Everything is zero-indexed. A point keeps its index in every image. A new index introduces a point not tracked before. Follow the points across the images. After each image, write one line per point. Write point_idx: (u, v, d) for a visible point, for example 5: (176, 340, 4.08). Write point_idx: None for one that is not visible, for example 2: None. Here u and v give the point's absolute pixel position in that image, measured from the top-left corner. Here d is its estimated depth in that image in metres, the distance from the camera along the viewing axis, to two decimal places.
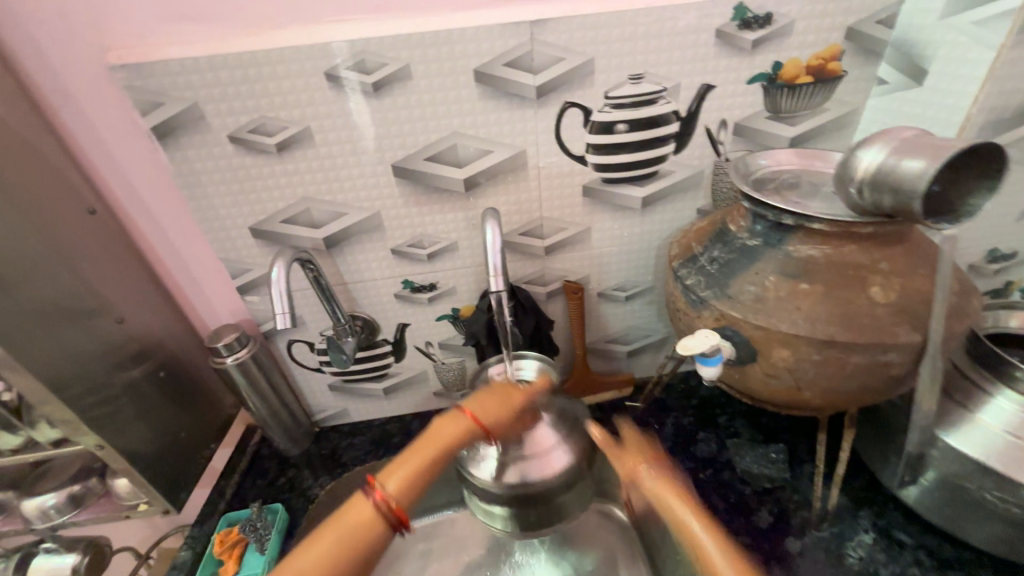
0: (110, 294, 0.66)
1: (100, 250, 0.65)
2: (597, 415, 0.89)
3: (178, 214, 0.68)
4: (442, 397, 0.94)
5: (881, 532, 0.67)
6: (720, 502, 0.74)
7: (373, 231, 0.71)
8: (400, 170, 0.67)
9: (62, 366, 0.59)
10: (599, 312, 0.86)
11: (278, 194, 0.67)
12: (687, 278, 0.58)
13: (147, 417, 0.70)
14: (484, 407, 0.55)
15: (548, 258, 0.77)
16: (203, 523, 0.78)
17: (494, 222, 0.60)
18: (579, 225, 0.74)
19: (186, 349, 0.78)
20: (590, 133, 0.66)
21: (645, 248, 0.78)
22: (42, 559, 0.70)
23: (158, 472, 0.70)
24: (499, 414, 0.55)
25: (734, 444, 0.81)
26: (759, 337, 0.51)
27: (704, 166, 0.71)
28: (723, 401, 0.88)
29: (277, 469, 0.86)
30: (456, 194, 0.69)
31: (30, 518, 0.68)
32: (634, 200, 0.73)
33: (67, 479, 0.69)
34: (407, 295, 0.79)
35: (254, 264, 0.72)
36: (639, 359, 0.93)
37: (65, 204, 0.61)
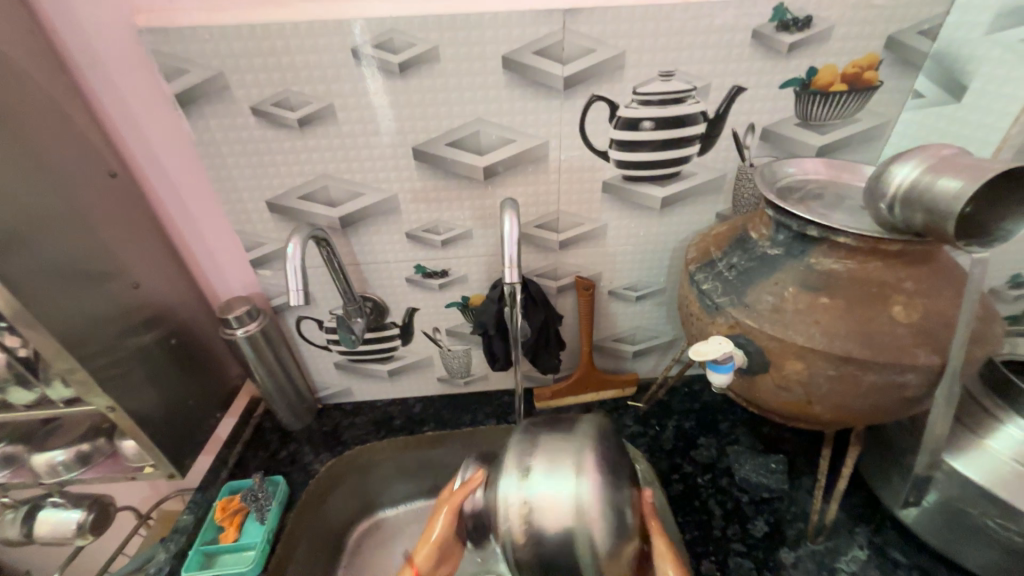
0: (126, 258, 0.67)
1: (119, 213, 0.65)
2: (598, 412, 0.89)
3: (197, 184, 0.68)
4: (446, 383, 0.95)
5: (876, 549, 0.67)
6: (716, 507, 0.74)
7: (389, 213, 0.71)
8: (420, 153, 0.66)
9: (77, 327, 0.59)
10: (609, 310, 0.85)
11: (297, 169, 0.67)
12: (703, 283, 0.58)
13: (156, 382, 0.71)
14: (423, 560, 0.54)
15: (562, 253, 0.77)
16: (206, 489, 0.79)
17: (513, 212, 0.59)
18: (596, 221, 0.74)
19: (197, 318, 0.79)
20: (615, 129, 0.65)
21: (660, 248, 0.77)
22: (48, 513, 0.72)
23: (165, 437, 0.72)
24: (432, 542, 0.55)
25: (734, 451, 0.81)
26: (774, 348, 0.50)
27: (728, 170, 0.70)
28: (726, 408, 0.88)
29: (279, 442, 0.88)
30: (474, 182, 0.69)
31: (39, 472, 0.70)
32: (653, 199, 0.72)
33: (76, 438, 0.71)
34: (419, 280, 0.79)
35: (269, 239, 0.73)
36: (644, 359, 0.93)
37: (87, 166, 0.61)
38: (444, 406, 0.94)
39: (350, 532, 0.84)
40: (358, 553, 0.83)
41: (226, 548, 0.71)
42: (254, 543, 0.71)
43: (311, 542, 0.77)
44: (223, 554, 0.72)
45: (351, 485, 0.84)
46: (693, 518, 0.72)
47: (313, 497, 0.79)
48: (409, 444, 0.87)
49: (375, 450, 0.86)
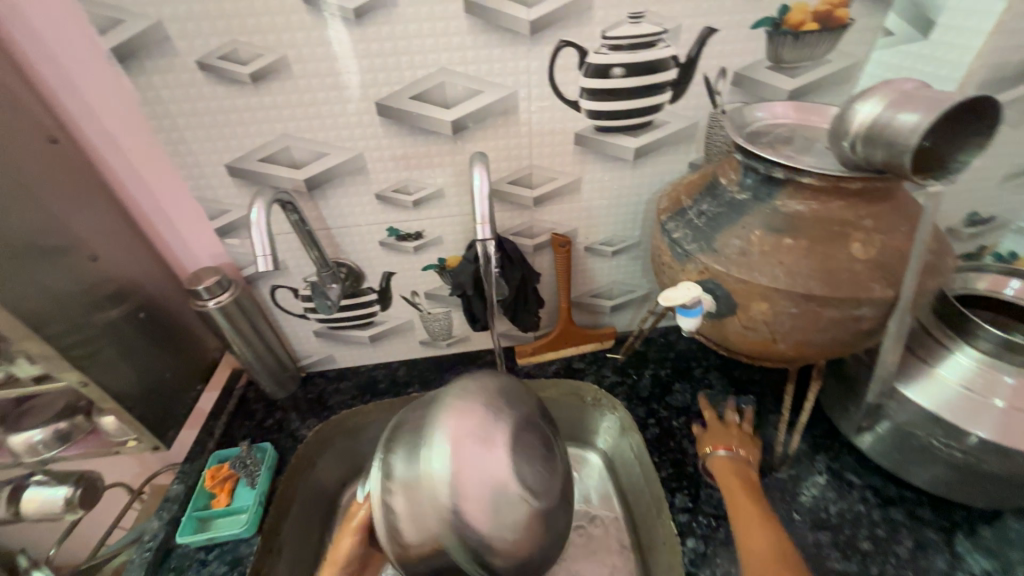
0: (81, 231, 0.64)
1: (67, 183, 0.62)
2: (579, 365, 0.92)
3: (148, 149, 0.64)
4: (428, 346, 0.95)
5: (833, 473, 0.72)
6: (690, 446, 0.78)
7: (356, 174, 0.69)
8: (384, 109, 0.63)
9: (36, 305, 0.57)
10: (587, 265, 0.86)
11: (255, 129, 0.63)
12: (674, 232, 0.59)
13: (129, 358, 0.70)
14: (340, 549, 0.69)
15: (537, 209, 0.76)
16: (193, 460, 0.80)
17: (482, 166, 0.57)
18: (570, 175, 0.73)
19: (164, 291, 0.76)
20: (585, 77, 0.64)
21: (634, 201, 0.77)
22: (32, 491, 0.72)
23: (145, 411, 0.71)
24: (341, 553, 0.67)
25: (707, 394, 0.85)
26: (740, 291, 0.52)
27: (700, 117, 0.69)
28: (700, 355, 0.92)
29: (264, 411, 0.88)
30: (443, 137, 0.67)
31: (18, 451, 0.69)
32: (626, 150, 0.71)
33: (52, 416, 0.70)
34: (392, 243, 0.77)
35: (233, 205, 0.70)
36: (622, 313, 0.95)
37: (22, 131, 0.57)
38: (428, 368, 0.95)
39: (342, 491, 0.87)
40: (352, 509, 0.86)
41: (218, 512, 0.73)
42: (247, 507, 0.73)
43: (304, 503, 0.79)
44: (216, 518, 0.73)
45: (341, 447, 0.86)
46: (668, 458, 0.77)
47: (303, 462, 0.80)
48: (395, 405, 0.88)
49: (361, 413, 0.87)
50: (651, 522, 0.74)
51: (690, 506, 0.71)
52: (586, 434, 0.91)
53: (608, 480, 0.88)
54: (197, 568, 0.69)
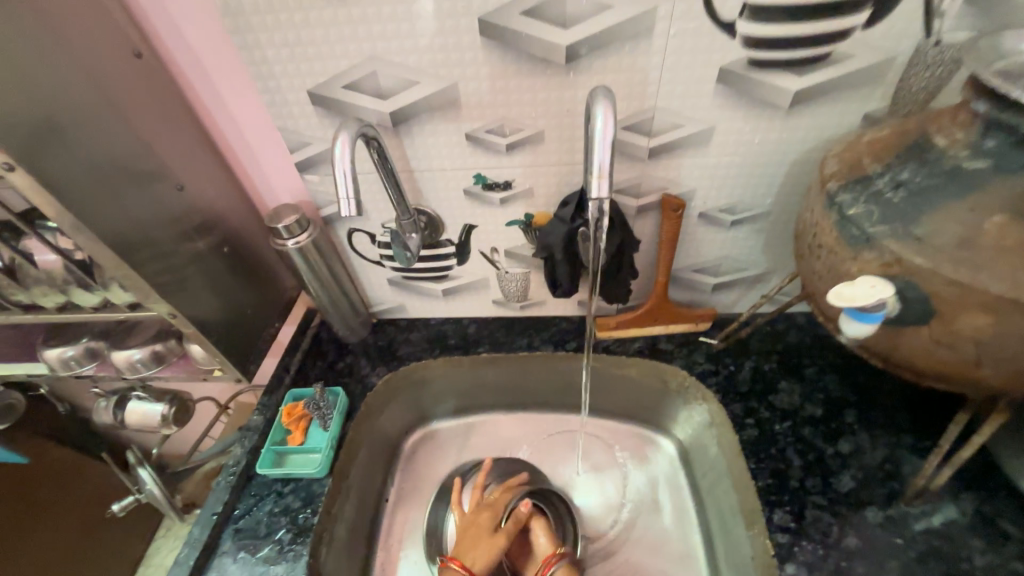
0: (169, 157, 0.61)
1: (151, 103, 0.58)
2: (666, 346, 0.82)
3: (229, 68, 0.59)
4: (501, 306, 0.89)
5: (984, 517, 0.60)
6: (796, 457, 0.67)
7: (446, 109, 0.60)
8: (489, 27, 0.52)
9: (127, 230, 0.57)
10: (695, 235, 0.73)
11: (341, 50, 0.55)
12: (849, 206, 0.45)
13: (214, 289, 0.70)
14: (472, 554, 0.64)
15: (651, 163, 0.63)
16: (271, 393, 0.81)
17: (607, 105, 0.45)
18: (701, 123, 0.59)
19: (247, 226, 0.75)
20: None
21: (776, 162, 0.62)
22: (135, 403, 0.78)
23: (227, 344, 0.72)
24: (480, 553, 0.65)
25: (821, 399, 0.73)
26: (949, 296, 0.38)
27: (900, 51, 0.52)
28: (814, 351, 0.78)
29: (336, 353, 0.88)
30: (553, 67, 0.55)
31: (121, 367, 0.73)
32: (781, 93, 0.55)
33: (149, 338, 0.72)
34: (477, 192, 0.69)
35: (314, 138, 0.64)
36: (725, 293, 0.82)
37: (109, 44, 0.54)
38: (499, 329, 0.89)
39: (404, 439, 0.86)
40: (413, 457, 0.85)
41: (294, 449, 0.75)
42: (320, 448, 0.74)
43: (370, 450, 0.79)
44: (292, 454, 0.75)
45: (406, 399, 0.84)
46: (767, 466, 0.67)
47: (371, 409, 0.79)
48: (463, 362, 0.83)
49: (429, 366, 0.83)
50: (730, 526, 0.66)
51: (791, 526, 0.61)
52: (661, 418, 0.82)
53: (680, 469, 0.79)
54: (273, 498, 0.71)
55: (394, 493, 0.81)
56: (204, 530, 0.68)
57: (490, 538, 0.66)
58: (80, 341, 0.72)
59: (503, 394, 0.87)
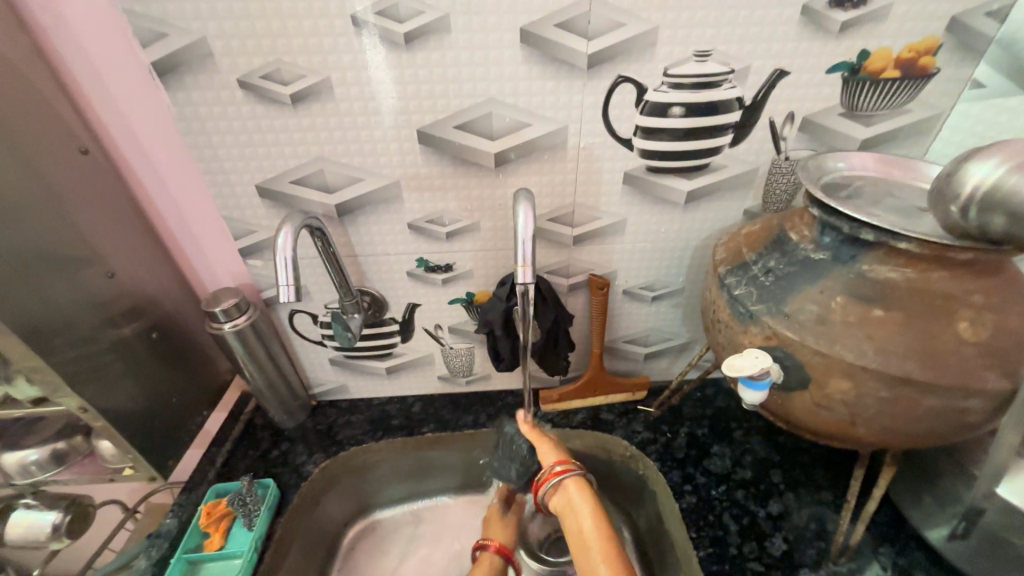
0: (103, 245, 0.61)
1: (91, 194, 0.59)
2: (607, 417, 0.85)
3: (178, 164, 0.62)
4: (446, 381, 0.90)
5: (901, 571, 0.63)
6: (733, 522, 0.70)
7: (390, 201, 0.65)
8: (427, 137, 0.60)
9: (45, 319, 0.54)
10: (622, 310, 0.80)
11: (290, 151, 0.60)
12: (735, 288, 0.53)
13: (137, 378, 0.66)
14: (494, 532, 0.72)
15: (576, 249, 0.71)
16: (191, 491, 0.74)
17: (528, 203, 0.52)
18: (614, 216, 0.68)
19: (181, 309, 0.73)
20: (641, 114, 0.59)
21: (682, 247, 0.72)
22: (20, 514, 0.68)
23: (144, 438, 0.67)
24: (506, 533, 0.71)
25: (749, 462, 0.77)
26: (817, 363, 0.45)
27: (761, 163, 0.64)
28: (740, 415, 0.84)
29: (270, 441, 0.83)
30: (485, 169, 0.63)
31: (10, 472, 0.65)
32: (677, 192, 0.66)
33: (52, 434, 0.66)
34: (421, 274, 0.73)
35: (260, 227, 0.67)
36: (656, 362, 0.88)
37: (52, 140, 0.55)
38: (445, 406, 0.89)
39: (343, 532, 0.80)
40: (351, 555, 0.78)
41: (210, 556, 0.67)
42: (242, 552, 0.67)
43: (306, 547, 0.72)
44: (207, 562, 0.67)
45: (347, 486, 0.80)
46: (707, 534, 0.68)
47: (306, 500, 0.74)
48: (409, 444, 0.82)
49: (373, 450, 0.81)
50: None
51: None
52: (613, 490, 0.82)
53: (633, 546, 0.77)
54: None
55: None
56: None
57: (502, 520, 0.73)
58: None
59: (450, 476, 0.84)
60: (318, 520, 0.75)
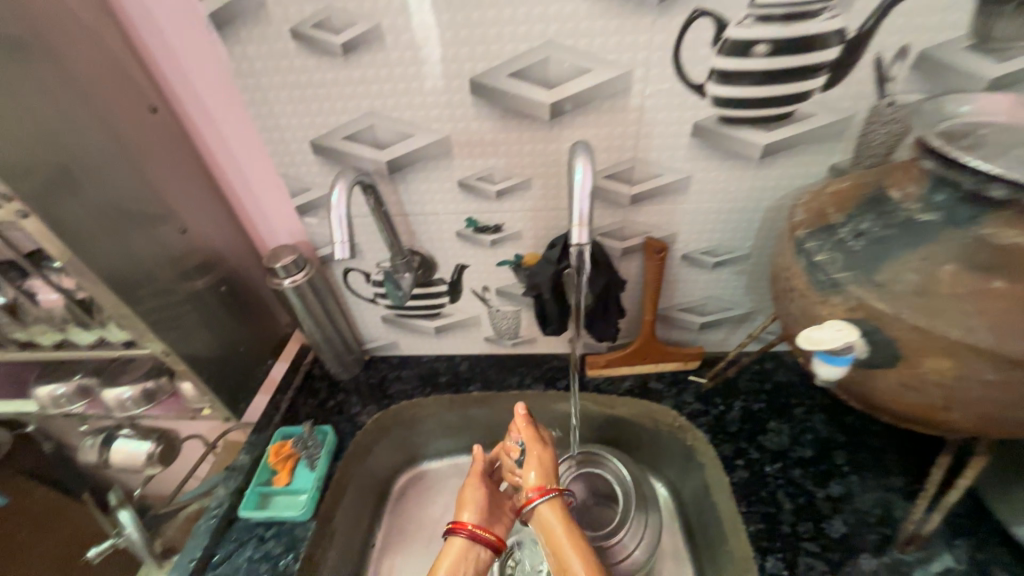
0: (175, 202, 0.65)
1: (162, 152, 0.62)
2: (656, 385, 0.82)
3: (237, 122, 0.63)
4: (492, 343, 0.90)
5: (978, 566, 0.58)
6: (787, 500, 0.67)
7: (440, 158, 0.63)
8: (480, 87, 0.57)
9: (127, 270, 0.59)
10: (679, 276, 0.75)
11: (342, 106, 0.60)
12: (817, 253, 0.47)
13: (209, 326, 0.71)
14: (470, 496, 0.61)
15: (633, 209, 0.67)
16: (261, 432, 0.81)
17: (586, 158, 0.48)
18: (678, 173, 0.63)
19: (246, 265, 0.77)
20: (718, 55, 0.53)
21: (752, 208, 0.66)
22: (121, 442, 0.78)
23: (219, 382, 0.73)
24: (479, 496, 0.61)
25: (809, 441, 0.73)
26: (912, 341, 0.40)
27: (858, 110, 0.56)
28: (802, 391, 0.79)
29: (327, 390, 0.88)
30: (539, 122, 0.59)
31: (111, 405, 0.73)
32: (753, 146, 0.59)
33: (142, 374, 0.73)
34: (470, 234, 0.72)
35: (315, 184, 0.67)
36: (713, 332, 0.83)
37: (124, 99, 0.57)
38: (491, 367, 0.90)
39: (394, 478, 0.85)
40: (401, 499, 0.83)
41: (279, 490, 0.73)
42: (305, 489, 0.73)
43: (360, 490, 0.78)
44: (277, 495, 0.74)
45: (397, 437, 0.84)
46: (758, 510, 0.66)
47: (360, 448, 0.79)
48: (456, 402, 0.84)
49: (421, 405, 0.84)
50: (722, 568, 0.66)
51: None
52: (656, 458, 0.81)
53: (676, 513, 0.77)
54: (254, 543, 0.69)
55: (381, 536, 0.79)
56: None
57: (477, 481, 0.62)
58: (74, 377, 0.73)
59: (494, 434, 0.87)
60: (369, 466, 0.80)
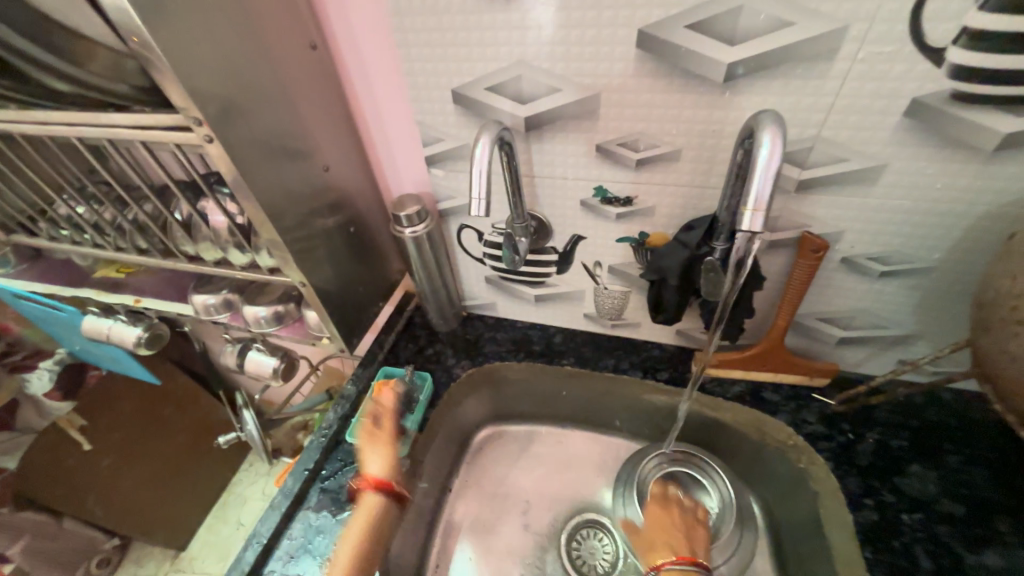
0: (322, 141, 0.68)
1: (316, 91, 0.65)
2: (772, 396, 0.74)
3: (385, 64, 0.63)
4: (592, 321, 0.87)
5: None
6: (925, 558, 0.57)
7: (582, 118, 0.59)
8: (647, 39, 0.50)
9: (280, 201, 0.63)
10: (832, 281, 0.65)
11: (491, 54, 0.57)
12: None
13: (335, 263, 0.76)
14: (373, 460, 0.64)
15: (796, 197, 0.57)
16: (366, 366, 0.86)
17: (776, 131, 0.41)
18: (870, 160, 0.52)
19: (371, 209, 0.81)
20: (979, 10, 0.41)
21: (958, 212, 0.53)
22: (254, 354, 0.88)
23: (338, 316, 0.78)
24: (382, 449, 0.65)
25: (963, 496, 0.61)
26: None
27: None
28: (960, 437, 0.66)
29: (426, 339, 0.91)
30: (708, 84, 0.51)
31: (249, 321, 0.82)
32: (989, 133, 0.47)
33: (275, 298, 0.80)
34: (595, 205, 0.67)
35: (447, 135, 0.66)
36: (854, 349, 0.72)
37: (292, 35, 0.60)
38: (587, 344, 0.87)
39: (474, 433, 0.87)
40: (480, 454, 0.86)
41: None
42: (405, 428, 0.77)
43: (448, 439, 0.81)
44: None
45: (485, 396, 0.86)
46: (886, 559, 0.58)
47: (453, 399, 0.82)
48: (547, 372, 0.83)
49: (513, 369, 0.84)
50: None
51: None
52: (754, 473, 0.74)
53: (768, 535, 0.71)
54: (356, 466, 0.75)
55: (459, 484, 0.82)
56: (297, 482, 0.73)
57: (386, 439, 0.67)
58: (222, 292, 0.81)
59: (580, 412, 0.85)
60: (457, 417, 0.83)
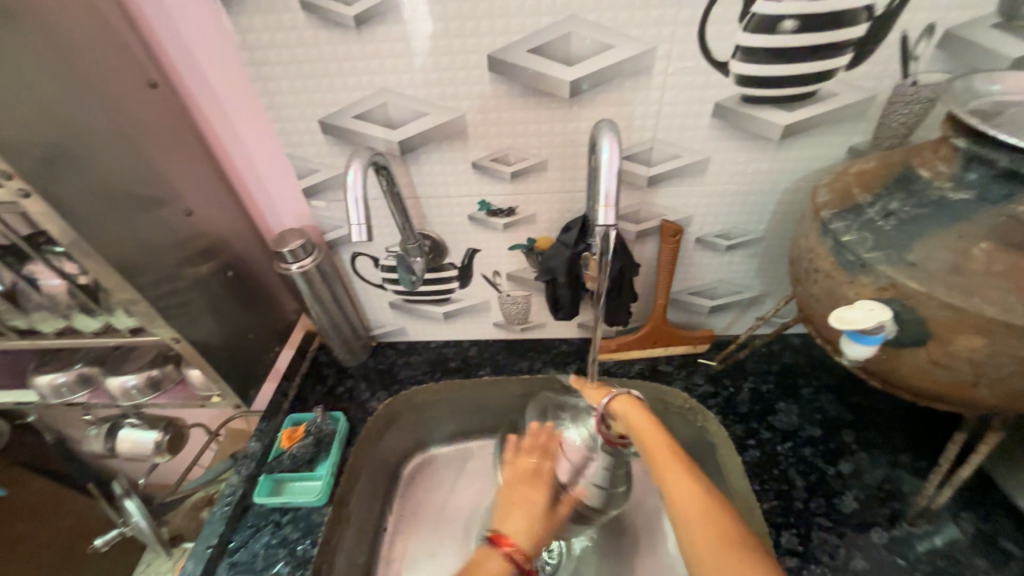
0: (179, 183, 0.62)
1: (164, 131, 0.60)
2: (666, 368, 0.83)
3: (242, 98, 0.60)
4: (501, 328, 0.89)
5: (984, 536, 0.61)
6: (799, 478, 0.68)
7: (454, 138, 0.62)
8: (497, 63, 0.55)
9: (134, 254, 0.57)
10: (693, 259, 0.75)
11: (354, 83, 0.57)
12: (844, 234, 0.47)
13: (216, 313, 0.69)
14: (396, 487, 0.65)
15: (649, 191, 0.66)
16: (270, 419, 0.79)
17: (613, 136, 0.47)
18: (697, 155, 0.62)
19: (251, 250, 0.75)
20: (743, 31, 0.52)
21: (769, 190, 0.65)
22: (127, 431, 0.77)
23: (228, 369, 0.71)
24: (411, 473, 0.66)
25: (818, 420, 0.74)
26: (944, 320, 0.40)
27: (881, 89, 0.55)
28: (810, 372, 0.80)
29: (335, 377, 0.87)
30: (558, 100, 0.57)
31: (116, 394, 0.71)
32: (774, 126, 0.58)
33: (146, 363, 0.71)
34: (482, 218, 0.70)
35: (322, 165, 0.65)
36: (722, 315, 0.84)
37: (123, 73, 0.54)
38: (500, 352, 0.90)
39: (402, 464, 0.84)
40: (411, 484, 0.83)
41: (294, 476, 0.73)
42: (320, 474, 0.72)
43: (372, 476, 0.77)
44: (291, 481, 0.73)
45: (407, 423, 0.84)
46: (771, 488, 0.67)
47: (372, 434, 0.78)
48: (465, 386, 0.84)
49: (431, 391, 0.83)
50: None
51: (800, 550, 0.61)
52: None
53: None
54: (271, 529, 0.69)
55: (393, 521, 0.79)
56: (197, 564, 0.64)
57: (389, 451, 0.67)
58: (75, 366, 0.70)
59: (504, 419, 0.87)
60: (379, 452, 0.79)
